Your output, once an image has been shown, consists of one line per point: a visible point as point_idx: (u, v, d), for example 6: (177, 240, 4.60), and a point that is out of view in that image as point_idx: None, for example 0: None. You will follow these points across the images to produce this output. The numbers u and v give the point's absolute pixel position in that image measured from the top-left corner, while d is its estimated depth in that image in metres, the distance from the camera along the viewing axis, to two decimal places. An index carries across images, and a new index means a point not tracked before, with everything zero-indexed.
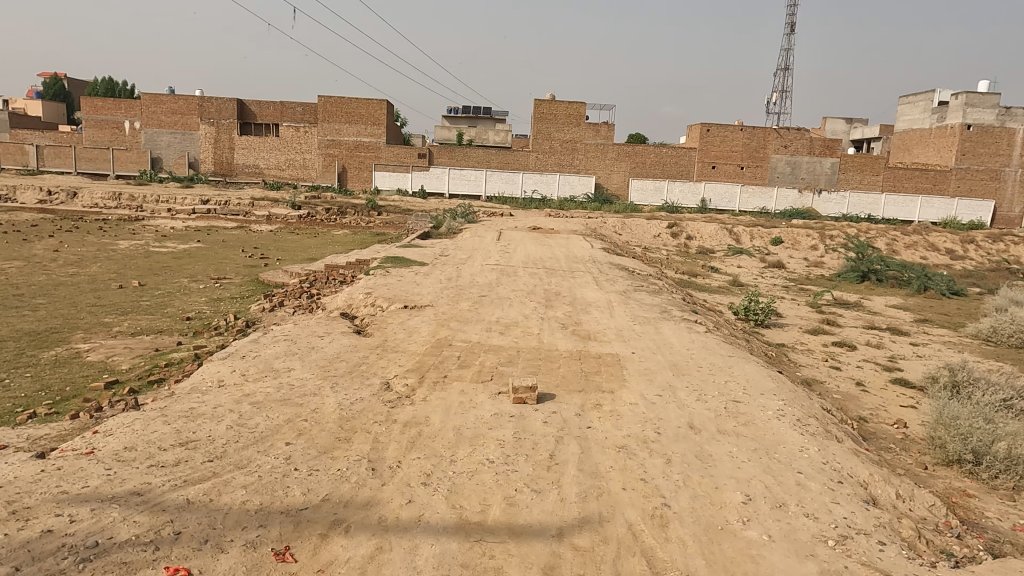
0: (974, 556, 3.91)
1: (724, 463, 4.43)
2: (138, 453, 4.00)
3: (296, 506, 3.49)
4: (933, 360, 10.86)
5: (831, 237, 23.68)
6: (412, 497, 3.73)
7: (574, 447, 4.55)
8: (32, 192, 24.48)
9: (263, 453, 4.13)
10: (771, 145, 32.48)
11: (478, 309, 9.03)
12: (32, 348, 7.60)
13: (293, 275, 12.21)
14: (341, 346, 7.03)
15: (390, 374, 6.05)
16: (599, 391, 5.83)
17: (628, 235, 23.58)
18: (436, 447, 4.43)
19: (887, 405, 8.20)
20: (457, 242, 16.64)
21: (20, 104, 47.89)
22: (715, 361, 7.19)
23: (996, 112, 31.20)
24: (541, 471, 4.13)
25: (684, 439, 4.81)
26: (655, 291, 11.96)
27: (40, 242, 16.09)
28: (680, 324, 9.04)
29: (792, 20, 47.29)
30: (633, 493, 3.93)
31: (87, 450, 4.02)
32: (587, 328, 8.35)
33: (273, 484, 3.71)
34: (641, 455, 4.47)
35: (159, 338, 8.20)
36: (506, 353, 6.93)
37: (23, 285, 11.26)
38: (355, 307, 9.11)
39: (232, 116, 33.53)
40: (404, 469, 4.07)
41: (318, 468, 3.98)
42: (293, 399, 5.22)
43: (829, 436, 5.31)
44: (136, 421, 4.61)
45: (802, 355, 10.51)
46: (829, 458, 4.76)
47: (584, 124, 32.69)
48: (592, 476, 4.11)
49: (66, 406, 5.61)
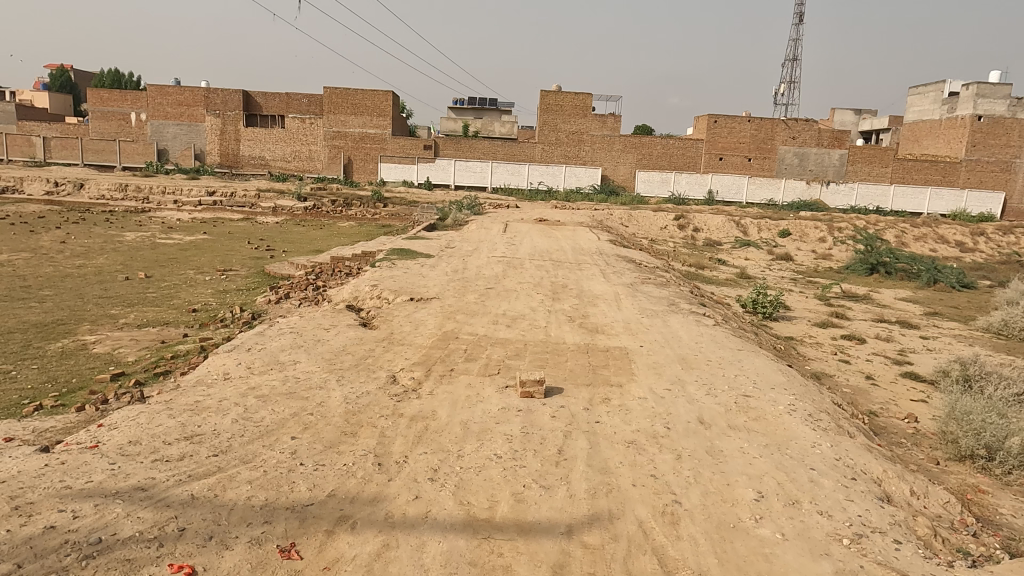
0: (991, 555, 3.82)
1: (735, 460, 4.33)
2: (143, 447, 3.95)
3: (302, 502, 3.45)
4: (944, 354, 10.74)
5: (840, 229, 23.36)
6: (420, 492, 3.68)
7: (583, 442, 4.49)
8: (39, 183, 24.54)
9: (268, 448, 4.08)
10: (779, 137, 32.22)
11: (485, 302, 8.96)
12: (39, 339, 7.59)
13: (300, 267, 12.18)
14: (347, 338, 7.01)
15: (397, 367, 5.99)
16: (607, 384, 5.78)
17: (634, 227, 23.43)
18: (443, 442, 4.38)
19: (897, 400, 8.13)
20: (462, 234, 16.51)
21: (26, 97, 48.26)
22: (724, 354, 7.10)
23: (1008, 103, 30.93)
24: (550, 467, 4.07)
25: (694, 433, 4.75)
26: (662, 283, 11.91)
27: (48, 233, 16.17)
28: (688, 317, 8.96)
29: (801, 13, 47.10)
30: (644, 490, 3.86)
31: (91, 444, 3.99)
32: (594, 322, 8.23)
33: (279, 479, 3.66)
34: (650, 451, 4.39)
35: (166, 330, 8.21)
36: (513, 346, 6.86)
37: (29, 277, 11.26)
38: (361, 299, 9.08)
39: (237, 107, 33.26)
40: (411, 464, 4.03)
41: (325, 462, 3.95)
42: (299, 393, 5.17)
43: (841, 432, 5.22)
44: (141, 415, 4.59)
45: (811, 348, 10.44)
46: (841, 454, 4.67)
47: (591, 115, 32.30)
48: (600, 472, 4.04)
49: (73, 398, 5.64)
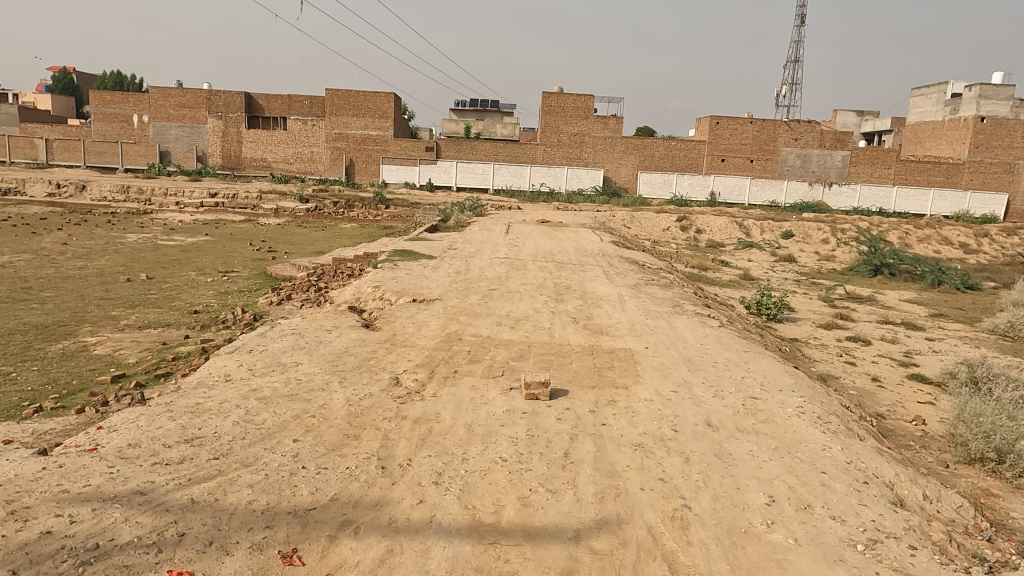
0: (1008, 561, 3.74)
1: (745, 463, 4.26)
2: (143, 450, 3.89)
3: (304, 506, 3.38)
4: (950, 356, 10.65)
5: (843, 231, 23.26)
6: (424, 496, 3.61)
7: (589, 445, 4.41)
8: (41, 184, 24.52)
9: (270, 451, 4.02)
10: (781, 138, 32.09)
11: (488, 303, 8.88)
12: (39, 341, 7.53)
13: (302, 269, 12.12)
14: (349, 340, 6.93)
15: (400, 369, 5.93)
16: (612, 387, 5.70)
17: (637, 229, 23.33)
18: (448, 444, 4.31)
19: (904, 401, 8.05)
20: (464, 235, 16.46)
21: (29, 98, 48.33)
22: (730, 356, 7.02)
23: (1011, 104, 31.29)
24: (556, 471, 4.00)
25: (702, 436, 4.67)
26: (666, 284, 11.81)
27: (49, 235, 16.11)
28: (693, 318, 8.88)
29: (802, 14, 47.02)
30: (652, 494, 3.79)
31: (90, 447, 3.93)
32: (598, 323, 8.16)
33: (281, 483, 3.60)
34: (658, 454, 4.32)
35: (167, 331, 8.14)
36: (517, 348, 6.79)
37: (30, 278, 11.21)
38: (363, 301, 9.03)
39: (239, 109, 33.64)
40: (415, 467, 3.96)
41: (327, 466, 3.88)
42: (301, 395, 5.10)
43: (851, 435, 5.14)
44: (140, 417, 4.52)
45: (817, 349, 10.35)
46: (853, 458, 4.59)
47: (593, 116, 32.25)
48: (608, 476, 3.97)
49: (73, 400, 5.58)
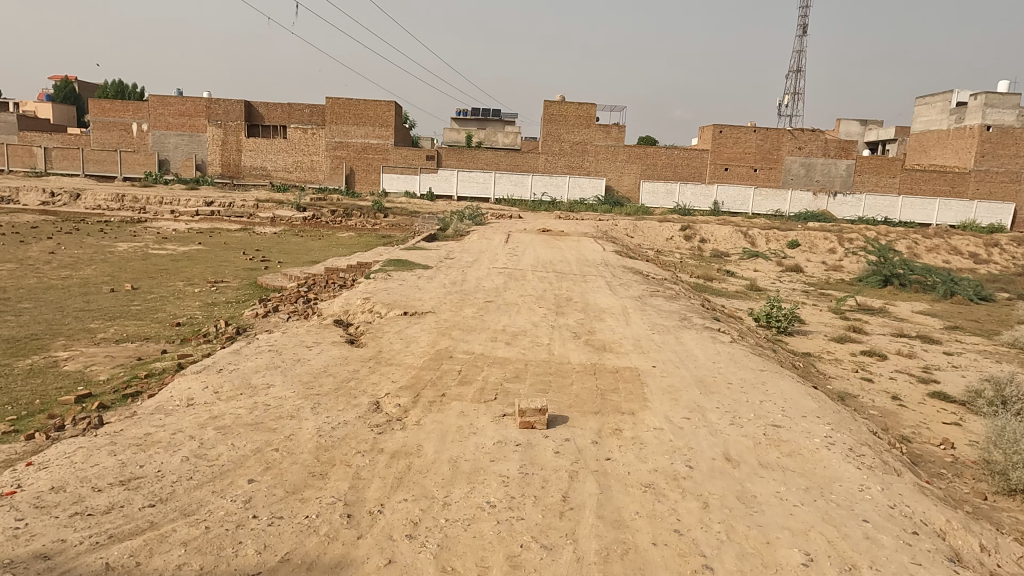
0: None
1: (772, 509, 3.65)
2: (65, 496, 3.31)
3: (246, 571, 2.79)
4: (972, 372, 10.02)
5: (851, 241, 22.76)
6: (394, 555, 3.02)
7: (591, 486, 3.81)
8: (34, 193, 24.07)
9: (218, 495, 3.43)
10: (785, 147, 31.63)
11: (483, 316, 8.32)
12: (7, 356, 6.99)
13: (292, 278, 11.57)
14: (330, 357, 6.36)
15: (381, 393, 5.33)
16: (617, 413, 5.10)
17: (640, 238, 22.77)
18: (428, 486, 3.72)
19: (929, 422, 7.43)
20: (462, 244, 15.98)
21: (30, 107, 48.23)
22: (745, 376, 6.41)
23: (1017, 113, 30.32)
24: (554, 521, 3.40)
25: (721, 474, 4.07)
26: (672, 295, 11.24)
27: (38, 243, 15.65)
28: (703, 333, 8.27)
29: (804, 23, 46.78)
30: (666, 550, 3.19)
31: (7, 491, 3.36)
32: (601, 338, 7.58)
33: (222, 539, 3.01)
34: (672, 498, 3.71)
35: (144, 346, 7.58)
36: (512, 366, 6.21)
37: (10, 288, 10.69)
38: (352, 313, 8.47)
39: (239, 117, 32.65)
40: (387, 515, 3.37)
41: (283, 515, 3.29)
42: (266, 423, 4.52)
43: (888, 470, 4.53)
44: (79, 451, 3.94)
45: (831, 365, 9.74)
46: (895, 501, 3.97)
47: (595, 125, 31.87)
48: (614, 527, 3.37)
49: (29, 423, 5.01)
